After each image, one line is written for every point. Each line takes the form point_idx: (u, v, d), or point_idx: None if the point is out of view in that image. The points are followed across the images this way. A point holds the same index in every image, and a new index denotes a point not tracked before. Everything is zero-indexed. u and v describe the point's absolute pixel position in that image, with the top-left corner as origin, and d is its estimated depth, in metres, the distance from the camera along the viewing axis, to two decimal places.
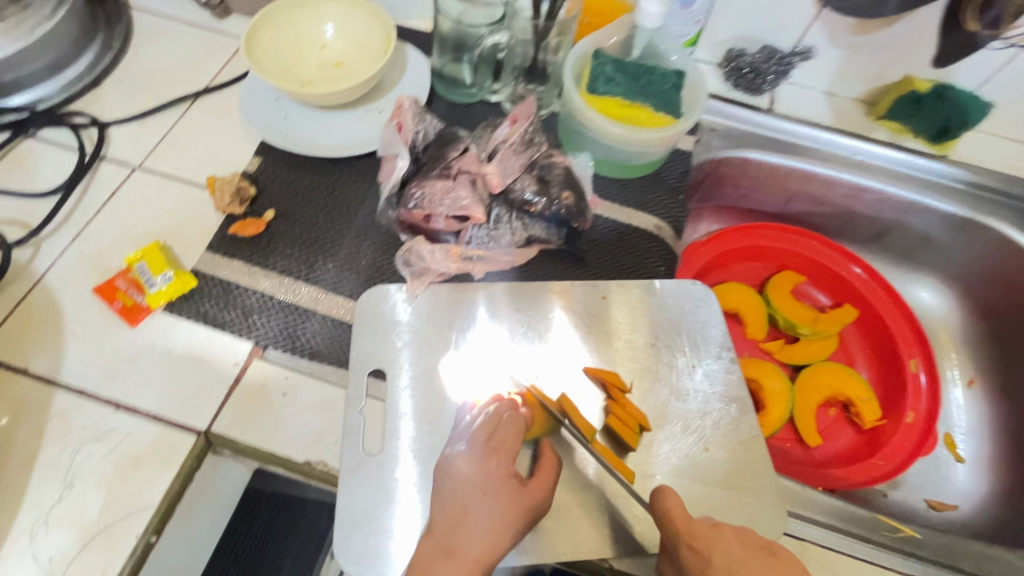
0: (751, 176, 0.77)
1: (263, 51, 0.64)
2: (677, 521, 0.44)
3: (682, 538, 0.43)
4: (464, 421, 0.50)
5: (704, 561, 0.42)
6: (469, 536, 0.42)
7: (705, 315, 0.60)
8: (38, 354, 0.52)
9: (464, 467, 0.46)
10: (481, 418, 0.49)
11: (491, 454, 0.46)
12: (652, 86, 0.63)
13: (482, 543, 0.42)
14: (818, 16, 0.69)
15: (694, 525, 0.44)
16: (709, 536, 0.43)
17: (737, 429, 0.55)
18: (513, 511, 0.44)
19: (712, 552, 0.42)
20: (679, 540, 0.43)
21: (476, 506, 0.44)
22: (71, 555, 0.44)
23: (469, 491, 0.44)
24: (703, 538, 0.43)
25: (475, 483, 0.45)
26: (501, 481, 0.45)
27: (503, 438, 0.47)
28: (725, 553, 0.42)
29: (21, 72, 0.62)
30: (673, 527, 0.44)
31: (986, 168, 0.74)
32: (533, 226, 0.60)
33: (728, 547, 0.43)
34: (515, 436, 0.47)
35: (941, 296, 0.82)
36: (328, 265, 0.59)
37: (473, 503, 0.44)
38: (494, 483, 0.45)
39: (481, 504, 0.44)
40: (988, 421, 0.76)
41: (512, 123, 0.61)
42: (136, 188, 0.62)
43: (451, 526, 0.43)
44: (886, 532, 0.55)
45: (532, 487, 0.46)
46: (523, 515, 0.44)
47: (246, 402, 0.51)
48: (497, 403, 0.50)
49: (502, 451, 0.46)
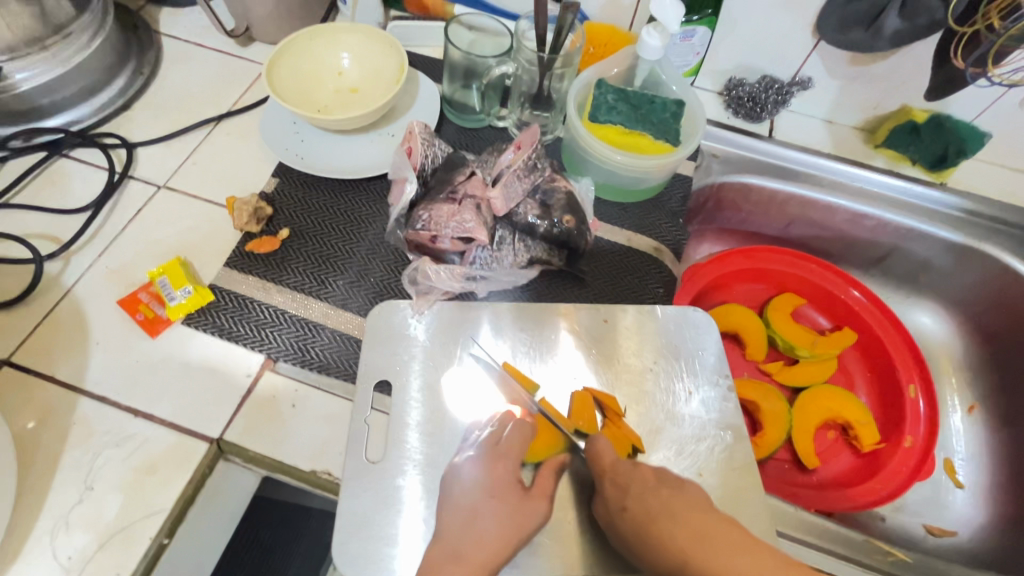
0: (752, 200, 0.79)
1: (283, 80, 0.67)
2: (604, 461, 0.51)
3: (606, 476, 0.50)
4: (474, 436, 0.53)
5: (621, 488, 0.49)
6: (478, 539, 0.46)
7: (703, 342, 0.62)
8: (65, 363, 0.55)
9: (473, 472, 0.50)
10: (489, 429, 0.53)
11: (497, 460, 0.50)
12: (653, 115, 0.66)
13: (489, 546, 0.46)
14: (816, 48, 0.71)
15: (618, 465, 0.50)
16: (629, 473, 0.50)
17: (731, 457, 0.56)
18: (517, 514, 0.48)
19: (629, 483, 0.49)
20: (602, 476, 0.50)
21: (482, 509, 0.47)
22: (88, 554, 0.47)
23: (478, 494, 0.48)
24: (622, 473, 0.50)
25: (483, 486, 0.49)
26: (506, 486, 0.49)
27: (509, 444, 0.51)
28: (643, 485, 0.49)
29: (58, 96, 0.66)
30: (601, 464, 0.51)
31: (984, 196, 0.76)
32: (534, 248, 0.63)
33: (646, 483, 0.49)
34: (522, 443, 0.51)
35: (942, 320, 0.83)
36: (338, 281, 0.61)
37: (481, 506, 0.48)
38: (500, 487, 0.49)
39: (489, 508, 0.48)
40: (988, 448, 0.76)
41: (517, 149, 0.63)
42: (161, 205, 0.65)
43: (459, 528, 0.47)
44: (878, 555, 0.56)
45: (533, 494, 0.50)
46: (527, 520, 0.48)
47: (257, 412, 0.54)
48: (501, 418, 0.53)
49: (508, 456, 0.50)
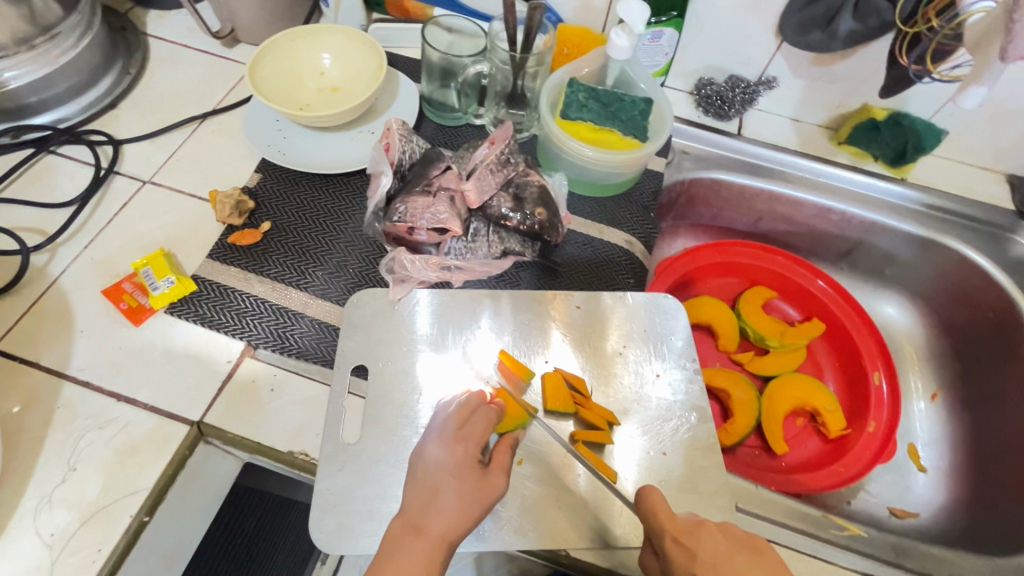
0: (722, 195, 0.82)
1: (266, 79, 0.70)
2: (663, 516, 0.48)
3: (669, 533, 0.47)
4: (440, 411, 0.55)
5: (690, 554, 0.46)
6: (437, 515, 0.46)
7: (671, 327, 0.64)
8: (50, 349, 0.56)
9: (436, 453, 0.50)
10: (451, 408, 0.54)
11: (460, 440, 0.51)
12: (621, 113, 0.69)
13: (448, 521, 0.46)
14: (779, 48, 0.74)
15: (679, 522, 0.48)
16: (694, 533, 0.47)
17: (695, 437, 0.58)
18: (476, 491, 0.48)
19: (697, 547, 0.46)
20: (666, 535, 0.47)
21: (445, 487, 0.48)
22: (70, 532, 0.48)
23: (440, 473, 0.49)
24: (688, 534, 0.47)
25: (446, 466, 0.49)
26: (468, 465, 0.50)
27: (473, 427, 0.52)
28: (710, 548, 0.46)
29: (46, 94, 0.68)
30: (659, 521, 0.48)
31: (944, 190, 0.79)
32: (508, 240, 0.65)
33: (714, 543, 0.46)
34: (485, 427, 0.52)
35: (906, 312, 0.86)
36: (318, 272, 0.64)
37: (443, 484, 0.48)
38: (463, 467, 0.49)
39: (450, 485, 0.48)
40: (950, 433, 0.78)
41: (490, 145, 0.66)
42: (146, 199, 0.67)
43: (421, 506, 0.47)
44: (834, 529, 0.58)
45: (494, 473, 0.50)
46: (485, 497, 0.48)
47: (237, 396, 0.56)
48: (466, 394, 0.55)
49: (471, 438, 0.51)
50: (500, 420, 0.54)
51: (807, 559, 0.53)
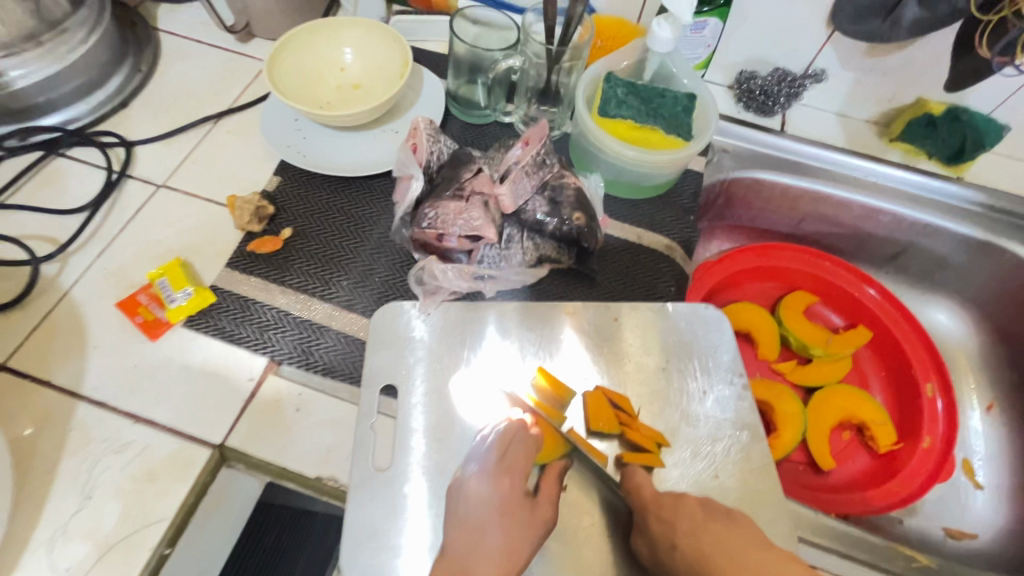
0: (763, 196, 0.78)
1: (285, 74, 0.66)
2: (646, 494, 0.49)
3: (650, 511, 0.48)
4: (479, 441, 0.51)
5: (670, 528, 0.47)
6: (484, 554, 0.45)
7: (716, 339, 0.60)
8: (62, 367, 0.53)
9: (481, 488, 0.48)
10: (493, 436, 0.51)
11: (504, 473, 0.49)
12: (663, 109, 0.64)
13: (496, 562, 0.45)
14: (830, 39, 0.70)
15: (660, 496, 0.49)
16: (675, 506, 0.49)
17: (748, 458, 0.54)
18: (525, 530, 0.46)
19: (676, 518, 0.48)
20: (648, 510, 0.48)
21: (490, 525, 0.46)
22: (87, 565, 0.45)
23: (485, 510, 0.47)
24: (669, 508, 0.48)
25: (491, 502, 0.47)
26: (514, 500, 0.48)
27: (515, 458, 0.49)
28: (688, 519, 0.48)
29: (54, 93, 0.65)
30: (642, 498, 0.49)
31: (1002, 190, 0.74)
32: (543, 246, 0.61)
33: (690, 516, 0.49)
34: (526, 456, 0.50)
35: (958, 318, 0.81)
36: (342, 282, 0.60)
37: (489, 522, 0.47)
38: (508, 502, 0.48)
39: (496, 523, 0.47)
40: (1007, 448, 0.74)
41: (525, 145, 0.62)
42: (160, 205, 0.64)
43: (467, 546, 0.46)
44: (901, 560, 0.54)
45: (542, 506, 0.48)
46: (534, 533, 0.47)
47: (260, 417, 0.52)
48: (507, 421, 0.51)
49: (515, 469, 0.49)
50: (537, 451, 0.51)
51: None
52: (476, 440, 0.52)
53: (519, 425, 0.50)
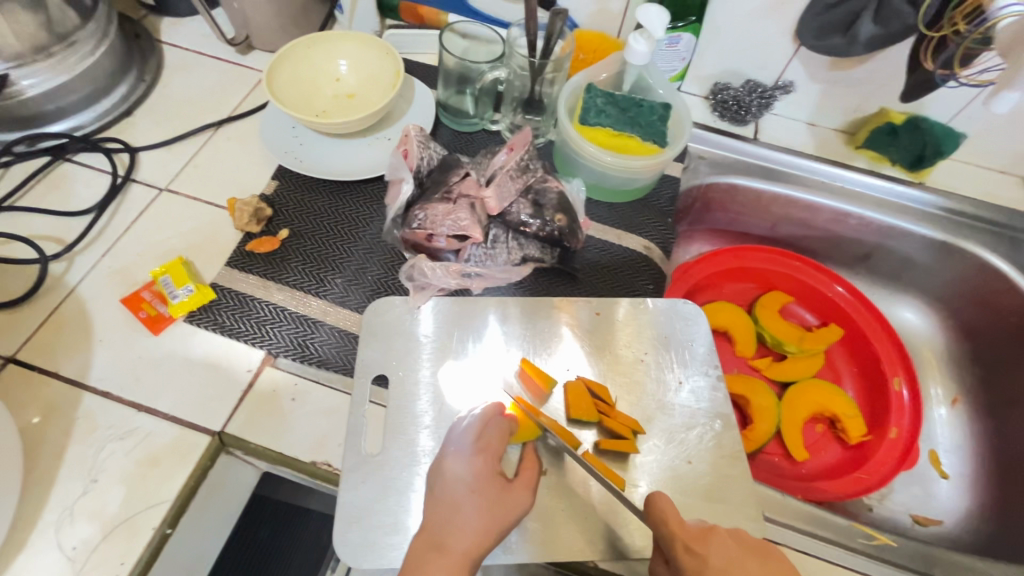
0: (738, 201, 0.82)
1: (283, 85, 0.70)
2: (671, 520, 0.47)
3: (679, 540, 0.46)
4: (459, 424, 0.53)
5: (701, 561, 0.45)
6: (458, 531, 0.45)
7: (692, 333, 0.64)
8: (69, 359, 0.56)
9: (456, 468, 0.49)
10: (470, 419, 0.53)
11: (479, 453, 0.50)
12: (640, 118, 0.68)
13: (471, 538, 0.45)
14: (796, 53, 0.74)
15: (689, 528, 0.47)
16: (705, 540, 0.46)
17: (719, 444, 0.58)
18: (499, 507, 0.47)
19: (709, 553, 0.45)
20: (675, 539, 0.46)
21: (465, 502, 0.47)
22: (92, 545, 0.48)
23: (459, 488, 0.48)
24: (700, 540, 0.46)
25: (465, 480, 0.48)
26: (488, 479, 0.49)
27: (489, 439, 0.51)
28: (722, 554, 0.46)
29: (62, 102, 0.68)
30: (665, 524, 0.47)
31: (962, 194, 0.78)
32: (527, 246, 0.65)
33: (724, 548, 0.46)
34: (501, 438, 0.51)
35: (925, 316, 0.85)
36: (337, 280, 0.63)
37: (463, 499, 0.47)
38: (482, 481, 0.48)
39: (470, 501, 0.47)
40: (971, 439, 0.78)
41: (510, 151, 0.66)
42: (163, 207, 0.67)
43: (443, 523, 0.46)
44: (863, 539, 0.58)
45: (516, 488, 0.50)
46: (507, 510, 0.48)
47: (258, 406, 0.55)
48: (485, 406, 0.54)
49: (490, 450, 0.50)
50: (513, 433, 0.53)
51: (834, 568, 0.53)
52: (455, 424, 0.53)
53: (493, 410, 0.52)
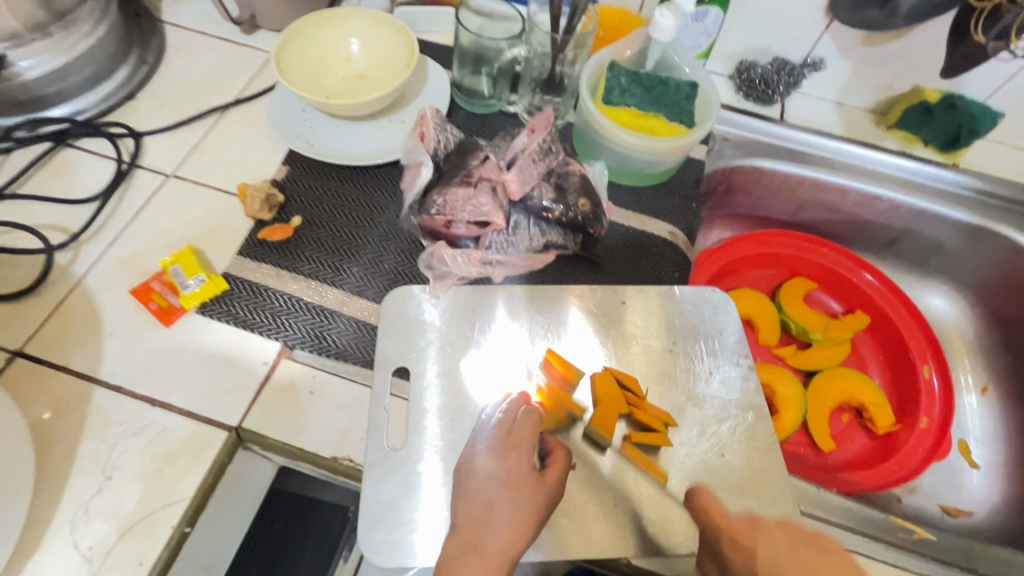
0: (763, 184, 0.79)
1: (293, 65, 0.67)
2: (716, 518, 0.46)
3: (725, 536, 0.45)
4: (483, 418, 0.52)
5: (750, 558, 0.43)
6: (495, 530, 0.44)
7: (721, 322, 0.61)
8: (78, 353, 0.54)
9: (487, 465, 0.47)
10: (497, 416, 0.51)
11: (511, 448, 0.48)
12: (666, 97, 0.65)
13: (507, 538, 0.44)
14: (828, 28, 0.71)
15: (735, 521, 0.45)
16: (751, 534, 0.44)
17: (753, 436, 0.56)
18: (533, 503, 0.46)
19: (756, 548, 0.43)
20: (723, 536, 0.45)
21: (499, 501, 0.45)
22: (109, 544, 0.46)
23: (493, 485, 0.46)
24: (746, 533, 0.44)
25: (498, 478, 0.47)
26: (522, 475, 0.47)
27: (521, 433, 0.49)
28: (770, 550, 0.43)
29: (62, 85, 0.66)
30: (713, 522, 0.46)
31: (998, 176, 0.75)
32: (549, 232, 0.62)
33: (772, 541, 0.43)
34: (532, 431, 0.50)
35: (954, 302, 0.83)
36: (353, 268, 0.61)
37: (497, 498, 0.46)
38: (516, 477, 0.47)
39: (505, 499, 0.45)
40: (1002, 428, 0.76)
41: (531, 133, 0.64)
42: (170, 194, 0.64)
43: (478, 523, 0.45)
44: (902, 533, 0.56)
45: (549, 481, 0.48)
46: (542, 505, 0.46)
47: (276, 400, 0.53)
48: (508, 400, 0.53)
49: (522, 445, 0.48)
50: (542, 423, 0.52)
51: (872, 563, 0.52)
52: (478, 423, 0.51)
53: (520, 402, 0.51)
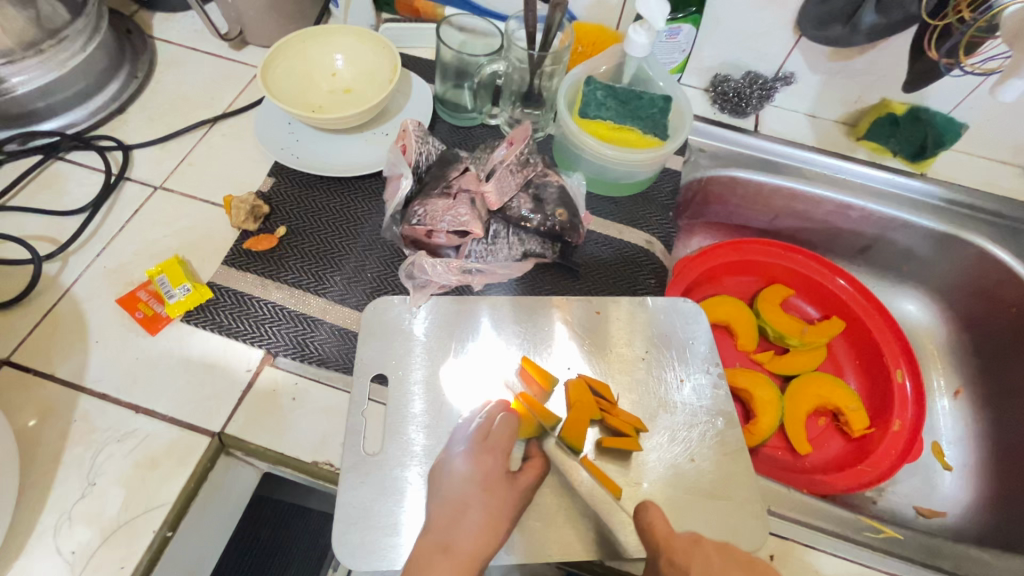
0: (739, 193, 0.81)
1: (278, 79, 0.69)
2: (659, 536, 0.47)
3: (662, 554, 0.46)
4: (461, 425, 0.54)
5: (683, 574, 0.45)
6: (465, 530, 0.45)
7: (693, 331, 0.63)
8: (65, 361, 0.55)
9: (463, 466, 0.50)
10: (477, 421, 0.53)
11: (487, 451, 0.50)
12: (640, 110, 0.68)
13: (478, 538, 0.45)
14: (797, 44, 0.73)
15: (675, 541, 0.47)
16: (689, 551, 0.46)
17: (722, 441, 0.57)
18: (506, 503, 0.48)
19: (691, 564, 0.45)
20: (661, 554, 0.46)
21: (473, 502, 0.47)
22: (91, 549, 0.47)
23: (468, 487, 0.48)
24: (683, 553, 0.46)
25: (474, 480, 0.49)
26: (496, 477, 0.49)
27: (498, 436, 0.52)
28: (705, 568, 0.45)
29: (53, 99, 0.67)
30: (655, 540, 0.47)
31: (963, 185, 0.78)
32: (528, 241, 0.64)
33: (708, 562, 0.45)
34: (509, 436, 0.52)
35: (926, 308, 0.85)
36: (335, 277, 0.62)
37: (471, 498, 0.47)
38: (491, 479, 0.49)
39: (479, 499, 0.47)
40: (974, 430, 0.78)
41: (509, 145, 0.65)
42: (158, 206, 0.66)
43: (450, 523, 0.46)
44: (869, 532, 0.57)
45: (522, 482, 0.50)
46: (514, 507, 0.48)
47: (258, 406, 0.54)
48: (487, 406, 0.55)
49: (498, 448, 0.51)
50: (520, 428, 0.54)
51: (838, 563, 0.53)
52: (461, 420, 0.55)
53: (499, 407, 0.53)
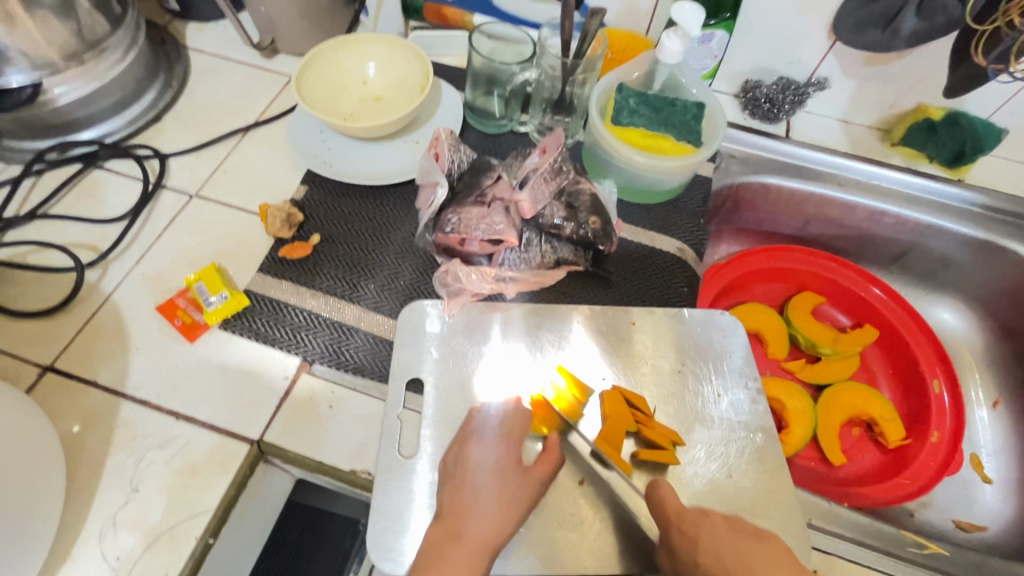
0: (770, 200, 0.80)
1: (312, 87, 0.69)
2: (668, 508, 0.49)
3: (673, 528, 0.48)
4: (478, 420, 0.54)
5: (692, 543, 0.47)
6: (477, 518, 0.48)
7: (729, 344, 0.62)
8: (107, 367, 0.56)
9: (477, 455, 0.51)
10: (492, 413, 0.54)
11: (501, 439, 0.52)
12: (674, 117, 0.67)
13: (489, 525, 0.47)
14: (832, 49, 0.72)
15: (684, 513, 0.49)
16: (698, 522, 0.48)
17: (761, 457, 0.56)
18: (517, 492, 0.49)
19: (699, 535, 0.48)
20: (671, 527, 0.48)
21: (484, 489, 0.49)
22: (135, 555, 0.47)
23: (481, 474, 0.50)
24: (692, 524, 0.48)
25: (486, 468, 0.50)
26: (508, 465, 0.51)
27: (512, 426, 0.53)
28: (713, 536, 0.48)
29: (93, 109, 0.68)
30: (665, 515, 0.49)
31: (1002, 192, 0.76)
32: (560, 248, 0.64)
33: (715, 532, 0.48)
34: (522, 426, 0.53)
35: (962, 317, 0.83)
36: (369, 285, 0.63)
37: (484, 485, 0.49)
38: (503, 467, 0.50)
39: (490, 487, 0.49)
40: (1014, 442, 0.76)
41: (543, 153, 0.65)
42: (194, 214, 0.67)
43: (462, 509, 0.48)
44: (913, 548, 0.57)
45: (535, 473, 0.51)
46: (527, 496, 0.50)
47: (296, 414, 0.55)
48: (507, 403, 0.54)
49: (512, 436, 0.52)
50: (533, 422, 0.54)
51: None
52: (476, 410, 0.55)
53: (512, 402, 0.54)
